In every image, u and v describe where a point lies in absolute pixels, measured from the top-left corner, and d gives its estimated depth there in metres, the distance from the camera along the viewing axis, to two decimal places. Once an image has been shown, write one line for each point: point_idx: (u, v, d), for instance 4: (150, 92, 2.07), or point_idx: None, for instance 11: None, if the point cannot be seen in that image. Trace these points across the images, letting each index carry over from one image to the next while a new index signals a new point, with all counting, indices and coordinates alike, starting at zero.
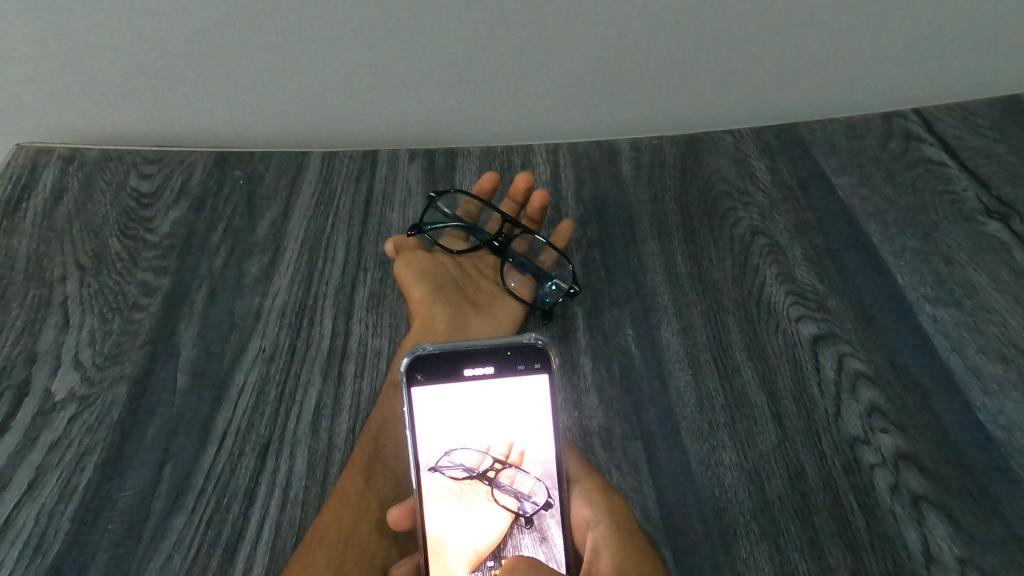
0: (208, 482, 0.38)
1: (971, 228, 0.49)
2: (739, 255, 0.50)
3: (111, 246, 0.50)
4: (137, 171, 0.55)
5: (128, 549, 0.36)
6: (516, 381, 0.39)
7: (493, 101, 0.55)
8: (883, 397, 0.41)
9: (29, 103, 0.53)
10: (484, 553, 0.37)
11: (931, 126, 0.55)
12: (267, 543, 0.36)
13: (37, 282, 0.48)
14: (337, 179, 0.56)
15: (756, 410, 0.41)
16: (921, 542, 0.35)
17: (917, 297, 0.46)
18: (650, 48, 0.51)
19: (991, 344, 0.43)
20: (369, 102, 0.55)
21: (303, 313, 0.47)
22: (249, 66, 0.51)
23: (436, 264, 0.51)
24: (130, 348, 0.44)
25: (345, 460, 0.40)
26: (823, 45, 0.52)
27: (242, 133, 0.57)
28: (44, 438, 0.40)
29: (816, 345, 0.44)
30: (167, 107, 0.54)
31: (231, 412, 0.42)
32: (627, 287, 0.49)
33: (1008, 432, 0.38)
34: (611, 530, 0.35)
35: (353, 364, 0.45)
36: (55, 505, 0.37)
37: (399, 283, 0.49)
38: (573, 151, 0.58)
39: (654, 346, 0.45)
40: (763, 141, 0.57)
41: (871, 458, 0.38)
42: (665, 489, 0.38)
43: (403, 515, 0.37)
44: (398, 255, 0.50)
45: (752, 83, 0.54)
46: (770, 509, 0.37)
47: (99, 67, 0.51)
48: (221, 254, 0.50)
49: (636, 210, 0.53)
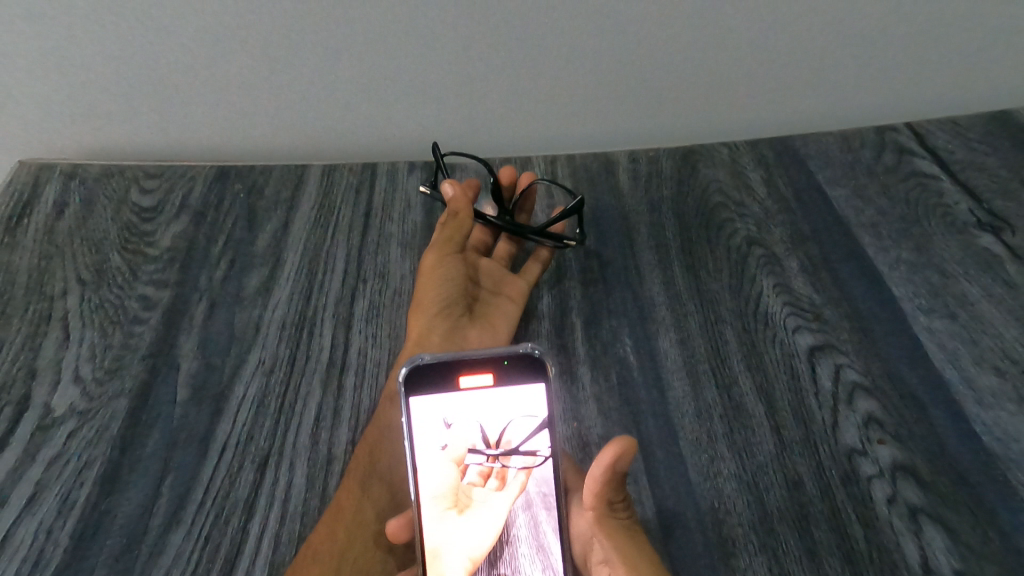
0: (207, 494, 0.39)
1: (966, 240, 0.49)
2: (737, 266, 0.50)
3: (112, 259, 0.51)
4: (139, 186, 0.56)
5: (128, 562, 0.36)
6: (512, 392, 0.39)
7: (493, 115, 0.55)
8: (880, 408, 0.41)
9: (33, 118, 0.54)
10: (479, 560, 0.36)
11: (925, 139, 0.55)
12: (265, 556, 0.36)
13: (39, 296, 0.48)
14: (337, 193, 0.56)
15: (754, 420, 0.41)
16: (919, 553, 0.35)
17: (914, 309, 0.46)
18: (648, 57, 0.52)
19: (986, 355, 0.43)
20: (370, 117, 0.55)
21: (302, 325, 0.48)
22: (251, 81, 0.52)
23: (458, 276, 0.49)
24: (130, 362, 0.45)
25: (344, 472, 0.40)
26: (819, 54, 0.52)
27: (245, 148, 0.57)
28: (44, 453, 0.40)
29: (813, 355, 0.44)
30: (169, 121, 0.55)
31: (231, 424, 0.42)
32: (625, 298, 0.49)
33: (1004, 445, 0.38)
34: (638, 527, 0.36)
35: (353, 376, 0.45)
36: (54, 520, 0.37)
37: (415, 304, 0.48)
38: (571, 163, 0.58)
39: (653, 357, 0.45)
40: (757, 153, 0.57)
41: (870, 469, 0.38)
42: (665, 501, 0.38)
43: (402, 527, 0.37)
44: (431, 264, 0.48)
45: (749, 95, 0.55)
46: (771, 521, 0.37)
47: (102, 84, 0.52)
48: (221, 267, 0.51)
49: (634, 222, 0.54)
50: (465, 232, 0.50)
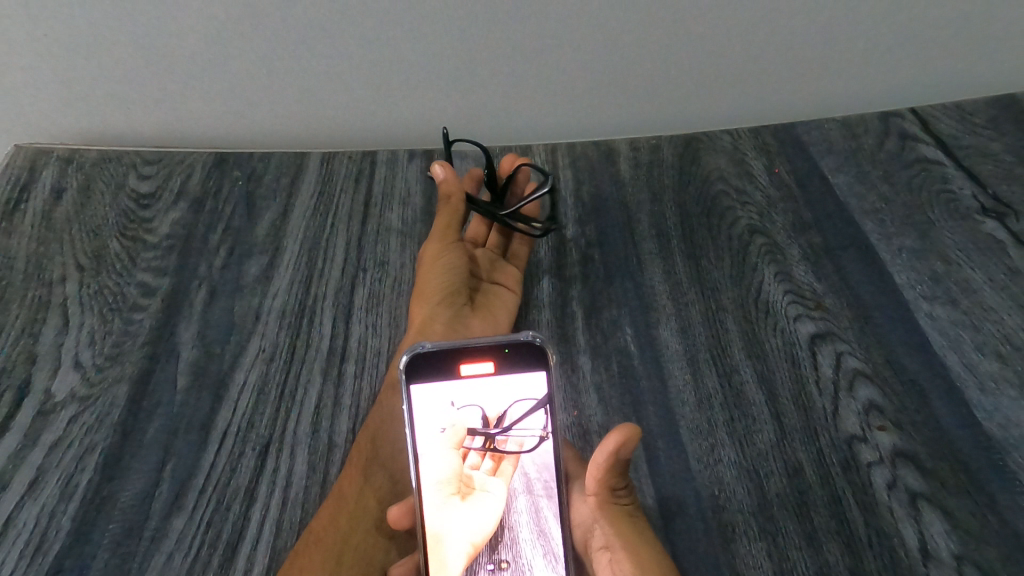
0: (209, 480, 0.39)
1: (967, 227, 0.49)
2: (738, 254, 0.50)
3: (111, 246, 0.50)
4: (137, 172, 0.55)
5: (130, 548, 0.36)
6: (513, 380, 0.39)
7: (494, 102, 0.55)
8: (881, 396, 0.41)
9: (29, 103, 0.53)
10: (480, 546, 0.37)
11: (928, 126, 0.55)
12: (267, 542, 0.36)
13: (38, 283, 0.48)
14: (337, 180, 0.56)
15: (755, 408, 0.41)
16: (918, 538, 0.35)
17: (915, 296, 0.46)
18: (651, 43, 0.52)
19: (987, 342, 0.43)
20: (370, 104, 0.55)
21: (302, 313, 0.47)
22: (249, 66, 0.52)
23: (459, 265, 0.49)
24: (130, 348, 0.45)
25: (345, 460, 0.40)
26: (821, 42, 0.52)
27: (243, 135, 0.57)
28: (44, 439, 0.40)
29: (813, 343, 0.44)
30: (168, 108, 0.54)
31: (231, 411, 0.42)
32: (626, 286, 0.49)
33: (1004, 430, 0.38)
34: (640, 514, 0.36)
35: (353, 363, 0.45)
36: (55, 505, 0.37)
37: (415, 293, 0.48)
38: (572, 150, 0.58)
39: (654, 345, 0.45)
40: (759, 141, 0.57)
41: (869, 456, 0.39)
42: (666, 488, 0.38)
43: (403, 514, 0.37)
44: (429, 250, 0.49)
45: (751, 83, 0.55)
46: (771, 508, 0.37)
47: (100, 69, 0.51)
48: (221, 254, 0.51)
49: (635, 210, 0.54)
50: (462, 216, 0.50)
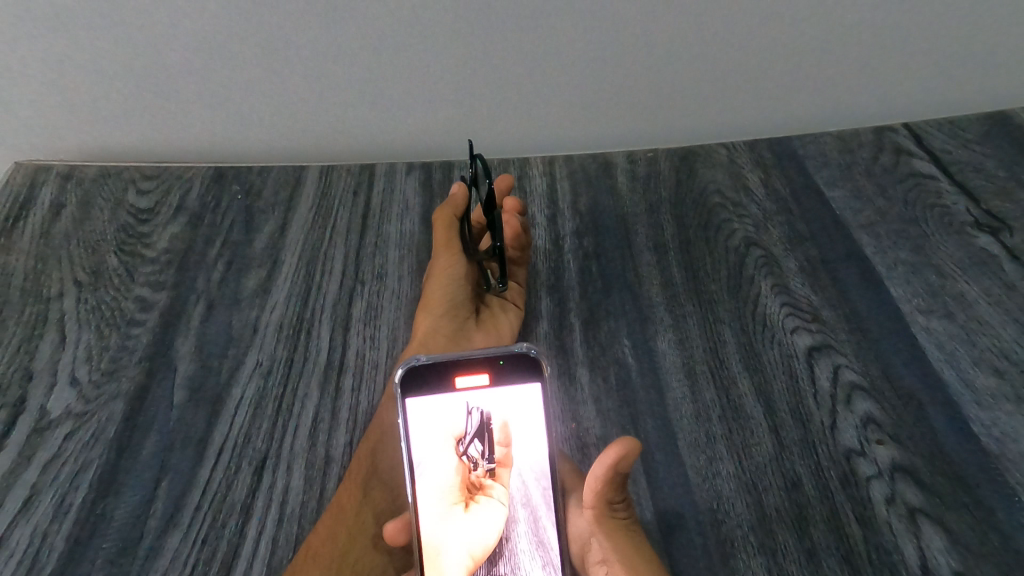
0: (205, 497, 0.39)
1: (962, 242, 0.49)
2: (734, 267, 0.50)
3: (109, 261, 0.51)
4: (136, 188, 0.55)
5: (124, 567, 0.36)
6: (509, 392, 0.38)
7: (492, 117, 0.55)
8: (878, 409, 0.41)
9: (28, 120, 0.54)
10: (480, 558, 0.36)
11: (921, 140, 0.55)
12: (263, 560, 0.36)
13: (35, 299, 0.48)
14: (335, 194, 0.56)
15: (752, 422, 0.41)
16: (918, 554, 0.35)
17: (911, 310, 0.46)
18: (647, 58, 0.52)
19: (983, 355, 0.43)
20: (368, 119, 0.55)
21: (300, 327, 0.47)
22: (248, 78, 0.52)
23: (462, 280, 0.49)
24: (126, 364, 0.45)
25: (342, 475, 0.40)
26: (819, 50, 0.52)
27: (242, 150, 0.57)
28: (39, 457, 0.40)
29: (811, 356, 0.44)
30: (167, 123, 0.55)
31: (228, 427, 0.42)
32: (624, 299, 0.49)
33: (1001, 445, 0.38)
34: (636, 526, 0.36)
35: (351, 377, 0.45)
36: (50, 523, 0.37)
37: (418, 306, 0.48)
38: (569, 164, 0.58)
39: (652, 359, 0.45)
40: (756, 154, 0.57)
41: (867, 470, 0.38)
42: (664, 503, 0.38)
43: (399, 529, 0.37)
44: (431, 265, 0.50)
45: (747, 96, 0.55)
46: (771, 523, 0.37)
47: (100, 85, 0.52)
48: (219, 268, 0.51)
49: (633, 222, 0.54)
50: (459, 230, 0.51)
